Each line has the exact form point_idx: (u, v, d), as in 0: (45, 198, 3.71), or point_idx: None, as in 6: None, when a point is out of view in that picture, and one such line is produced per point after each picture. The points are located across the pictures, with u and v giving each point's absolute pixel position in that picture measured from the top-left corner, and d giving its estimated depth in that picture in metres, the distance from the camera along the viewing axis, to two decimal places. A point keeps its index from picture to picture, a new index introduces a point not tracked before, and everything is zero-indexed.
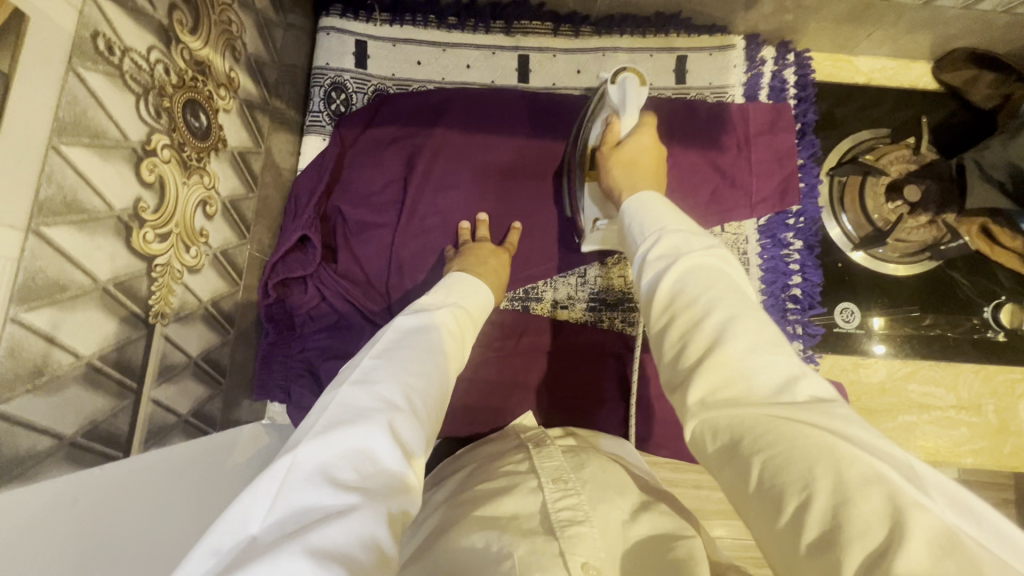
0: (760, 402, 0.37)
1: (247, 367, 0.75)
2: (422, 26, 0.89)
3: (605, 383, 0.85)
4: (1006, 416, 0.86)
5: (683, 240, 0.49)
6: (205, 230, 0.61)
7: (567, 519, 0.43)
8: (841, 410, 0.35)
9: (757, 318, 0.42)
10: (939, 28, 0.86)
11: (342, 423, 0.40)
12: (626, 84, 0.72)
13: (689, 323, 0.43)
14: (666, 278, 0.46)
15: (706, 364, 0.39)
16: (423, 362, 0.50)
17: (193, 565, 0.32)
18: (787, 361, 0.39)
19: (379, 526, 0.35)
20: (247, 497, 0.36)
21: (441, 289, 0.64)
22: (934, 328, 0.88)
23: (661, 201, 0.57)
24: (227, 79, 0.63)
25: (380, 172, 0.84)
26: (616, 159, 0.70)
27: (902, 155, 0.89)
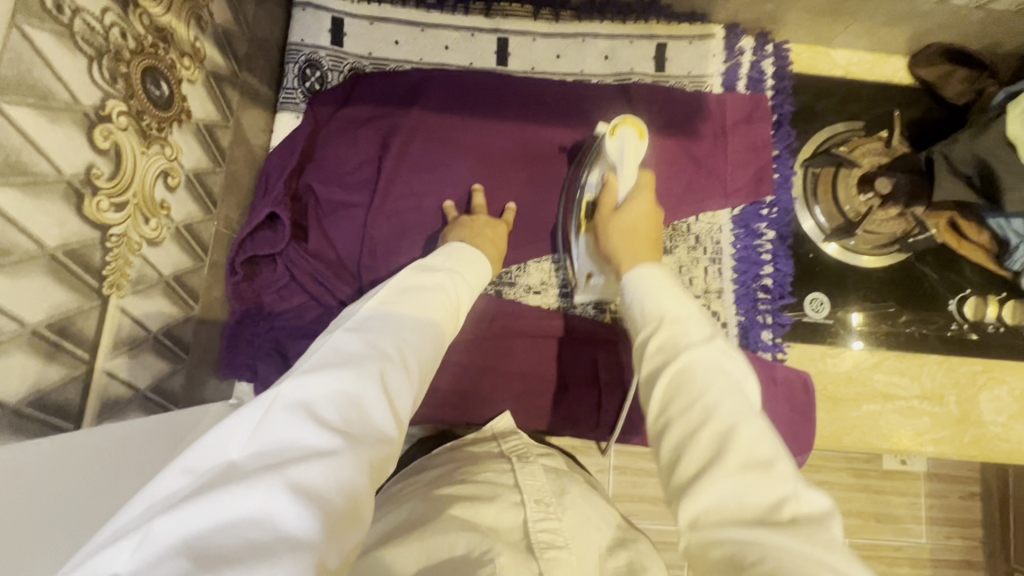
0: (751, 518, 0.39)
1: (212, 345, 0.74)
2: (400, 5, 0.88)
3: (578, 369, 0.85)
4: (967, 407, 0.87)
5: (681, 331, 0.51)
6: (166, 203, 0.59)
7: (545, 542, 0.47)
8: (828, 536, 0.37)
9: (755, 427, 0.43)
10: (915, 22, 0.87)
11: (333, 366, 0.41)
12: (623, 137, 0.76)
13: (682, 434, 0.45)
14: (662, 378, 0.48)
15: (703, 477, 0.41)
16: (417, 323, 0.51)
17: (172, 479, 0.34)
18: (784, 479, 0.40)
19: (357, 473, 0.36)
20: (230, 422, 0.37)
21: (438, 258, 0.65)
22: (912, 326, 0.89)
23: (663, 281, 0.58)
24: (192, 49, 0.62)
25: (354, 152, 0.83)
26: (616, 224, 0.71)
27: (873, 147, 0.90)
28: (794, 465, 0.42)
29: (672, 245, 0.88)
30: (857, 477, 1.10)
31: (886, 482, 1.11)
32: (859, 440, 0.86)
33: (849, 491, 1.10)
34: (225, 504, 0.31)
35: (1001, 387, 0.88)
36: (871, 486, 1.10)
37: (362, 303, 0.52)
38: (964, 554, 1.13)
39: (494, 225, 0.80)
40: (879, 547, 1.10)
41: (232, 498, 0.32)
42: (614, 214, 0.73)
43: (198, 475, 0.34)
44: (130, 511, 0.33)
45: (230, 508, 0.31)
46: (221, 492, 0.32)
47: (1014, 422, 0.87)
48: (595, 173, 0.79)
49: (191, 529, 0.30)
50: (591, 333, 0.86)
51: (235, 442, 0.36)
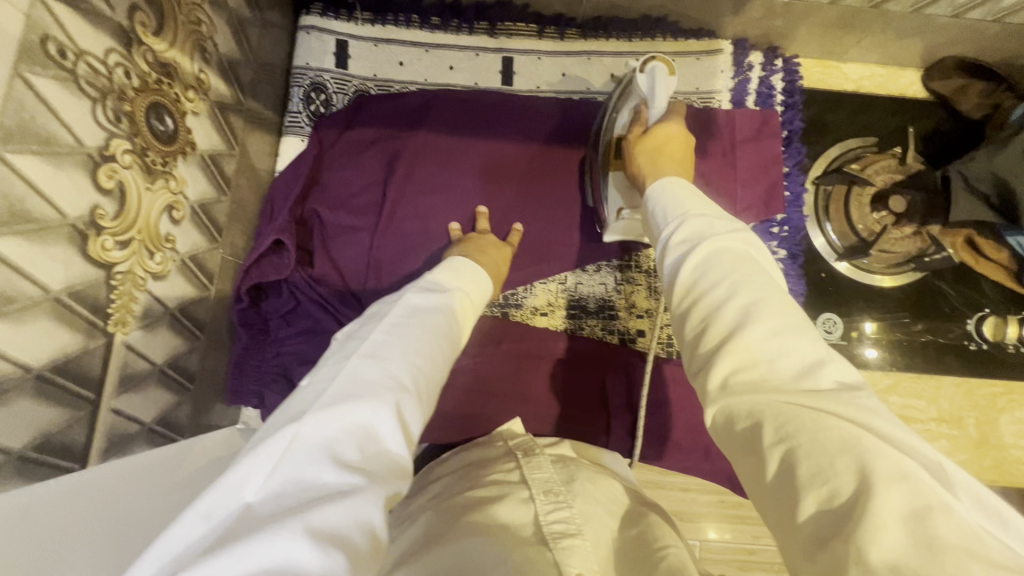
0: (784, 387, 0.36)
1: (218, 372, 0.74)
2: (405, 26, 0.88)
3: (584, 391, 0.84)
4: (987, 429, 0.85)
5: (707, 224, 0.50)
6: (171, 236, 0.59)
7: (559, 532, 0.46)
8: (868, 402, 0.35)
9: (781, 303, 0.42)
10: (929, 36, 0.85)
11: (348, 398, 0.40)
12: (654, 73, 0.72)
13: (710, 309, 0.43)
14: (690, 260, 0.47)
15: (727, 350, 0.39)
16: (427, 345, 0.50)
17: (188, 529, 0.32)
18: (812, 345, 0.39)
19: (378, 511, 0.35)
20: (246, 464, 0.35)
21: (441, 273, 0.63)
22: (927, 334, 0.87)
23: (688, 190, 0.57)
24: (196, 80, 0.62)
25: (359, 175, 0.83)
26: (646, 147, 0.70)
27: (888, 164, 0.88)
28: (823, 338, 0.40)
29: None
30: None
31: None
32: None
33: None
34: (243, 554, 0.29)
35: (1022, 410, 0.85)
36: None
37: (370, 325, 0.51)
38: None
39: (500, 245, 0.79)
40: None
41: (250, 547, 0.30)
42: (644, 139, 0.71)
43: (215, 524, 0.33)
44: (144, 564, 0.31)
45: (251, 557, 0.29)
46: (241, 541, 0.30)
47: None
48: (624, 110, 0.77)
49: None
50: (597, 354, 0.85)
51: (251, 485, 0.35)
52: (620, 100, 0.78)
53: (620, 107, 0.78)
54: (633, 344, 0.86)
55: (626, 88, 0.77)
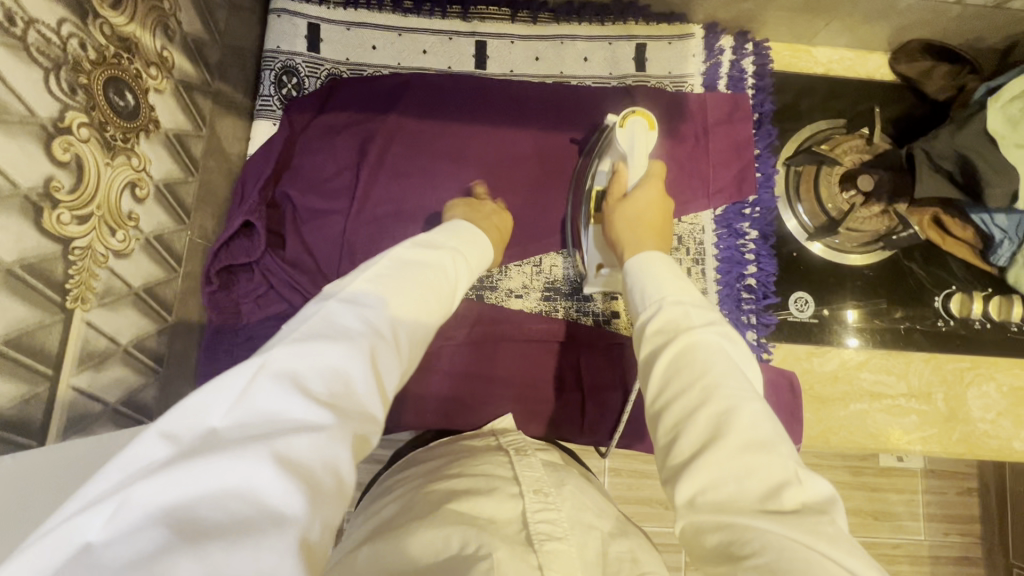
0: (749, 507, 0.39)
1: (188, 356, 0.73)
2: (377, 10, 0.88)
3: (563, 375, 0.84)
4: (955, 404, 0.87)
5: (682, 314, 0.52)
6: (134, 214, 0.59)
7: (544, 534, 0.45)
8: (830, 529, 0.36)
9: (756, 413, 0.43)
10: (894, 18, 0.86)
11: (321, 341, 0.41)
12: (633, 128, 0.77)
13: (682, 414, 0.45)
14: (663, 356, 0.49)
15: (701, 456, 0.41)
16: (406, 301, 0.51)
17: (148, 445, 0.32)
18: (782, 463, 0.40)
19: (343, 448, 0.36)
20: (213, 387, 0.36)
21: (441, 235, 0.66)
22: (905, 321, 0.89)
23: (668, 269, 0.59)
24: (159, 58, 0.61)
25: (332, 158, 0.82)
26: (626, 210, 0.72)
27: (856, 144, 0.89)
28: (794, 452, 0.42)
29: None
30: (854, 476, 1.09)
31: (883, 480, 1.10)
32: (847, 440, 0.85)
33: (846, 490, 1.09)
34: (210, 471, 0.31)
35: (989, 384, 0.87)
36: (869, 484, 1.10)
37: (353, 278, 0.51)
38: (964, 551, 1.12)
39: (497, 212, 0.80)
40: (877, 546, 1.09)
41: (217, 467, 0.31)
42: (622, 203, 0.74)
43: (177, 443, 0.33)
44: (103, 476, 0.31)
45: (214, 478, 0.31)
46: (207, 460, 0.31)
47: (1003, 419, 0.86)
48: (605, 163, 0.81)
49: (172, 498, 0.30)
50: (574, 337, 0.85)
51: (219, 408, 0.35)
52: (605, 151, 0.81)
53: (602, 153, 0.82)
54: (608, 325, 0.86)
55: (609, 140, 0.81)
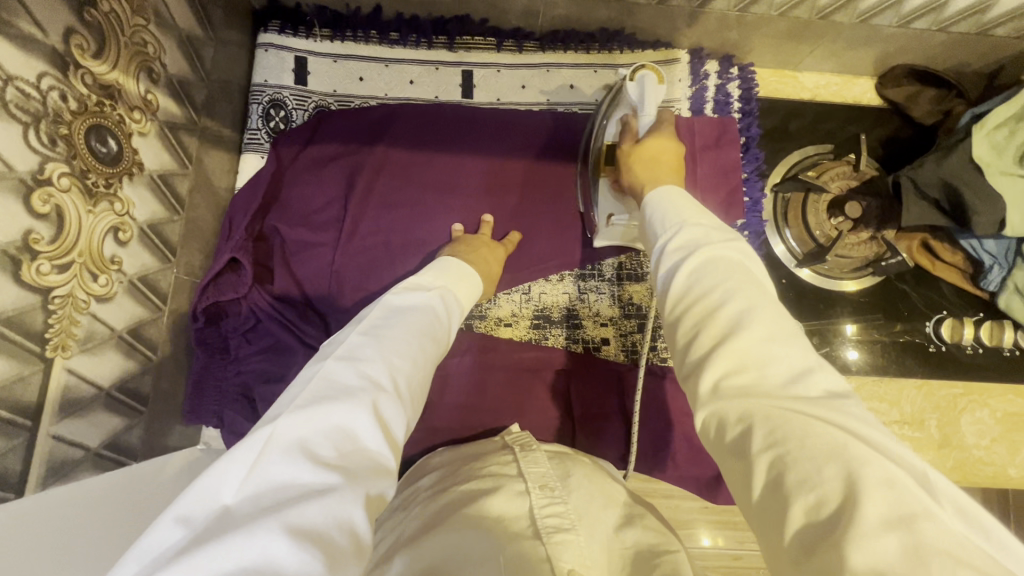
0: (772, 393, 0.38)
1: (175, 392, 0.73)
2: (364, 42, 0.88)
3: (553, 404, 0.83)
4: (949, 430, 0.86)
5: (703, 233, 0.50)
6: (117, 257, 0.59)
7: (553, 526, 0.47)
8: (851, 407, 0.36)
9: (771, 311, 0.43)
10: (878, 45, 0.87)
11: (325, 400, 0.42)
12: (644, 80, 0.71)
13: (700, 318, 0.44)
14: (685, 266, 0.48)
15: (719, 353, 0.41)
16: (406, 346, 0.52)
17: (165, 531, 0.33)
18: (801, 353, 0.40)
19: (357, 507, 0.37)
20: (223, 465, 0.37)
21: (428, 274, 0.66)
22: (907, 334, 0.89)
23: (684, 199, 0.58)
24: (143, 101, 0.62)
25: (320, 191, 0.83)
26: (639, 153, 0.69)
27: (844, 171, 0.89)
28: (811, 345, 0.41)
29: (642, 271, 0.88)
30: None
31: None
32: None
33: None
34: (225, 553, 0.31)
35: (982, 410, 0.87)
36: None
37: (355, 327, 0.53)
38: None
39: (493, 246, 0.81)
40: None
41: (232, 546, 0.31)
42: (635, 148, 0.70)
43: (192, 525, 0.34)
44: (122, 568, 0.32)
45: (230, 557, 0.31)
46: (221, 541, 0.32)
47: (997, 445, 0.86)
48: (618, 114, 0.77)
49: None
50: (562, 364, 0.85)
51: (230, 485, 0.36)
52: (613, 109, 0.79)
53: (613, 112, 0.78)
54: (598, 352, 0.86)
55: (618, 98, 0.78)
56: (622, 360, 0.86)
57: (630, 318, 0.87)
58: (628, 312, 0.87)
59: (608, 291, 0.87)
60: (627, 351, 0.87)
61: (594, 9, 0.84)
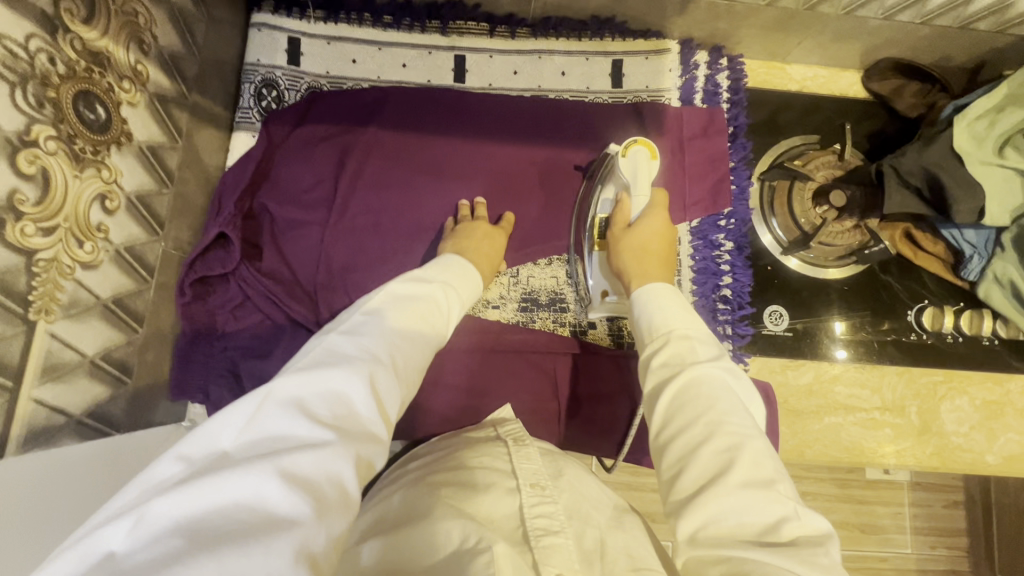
0: (749, 540, 0.41)
1: (160, 367, 0.73)
2: (357, 25, 0.89)
3: (539, 385, 0.85)
4: (929, 417, 0.87)
5: (687, 349, 0.56)
6: (104, 225, 0.59)
7: (540, 529, 0.49)
8: (824, 560, 0.38)
9: (756, 448, 0.46)
10: (864, 37, 0.88)
11: (324, 367, 0.44)
12: (636, 157, 0.79)
13: (689, 445, 0.48)
14: (669, 390, 0.52)
15: (707, 490, 0.44)
16: (405, 331, 0.54)
17: (165, 466, 0.36)
18: (780, 502, 0.42)
19: (347, 465, 0.39)
20: (224, 415, 0.39)
21: (432, 269, 0.67)
22: (893, 333, 0.89)
23: (676, 301, 0.62)
24: (133, 72, 0.62)
25: (311, 170, 0.83)
26: (631, 242, 0.75)
27: (828, 160, 0.92)
28: (793, 491, 0.44)
29: None
30: (840, 487, 1.09)
31: (869, 492, 1.10)
32: (822, 453, 0.86)
33: (833, 502, 1.09)
34: (220, 487, 0.34)
35: (962, 397, 0.88)
36: (855, 496, 1.10)
37: (359, 310, 0.56)
38: (950, 564, 1.12)
39: (493, 237, 0.81)
40: (863, 558, 1.09)
41: (227, 481, 0.34)
42: (627, 234, 0.77)
43: (190, 463, 0.36)
44: (123, 496, 0.35)
45: (223, 491, 0.34)
46: (217, 477, 0.34)
47: (975, 432, 0.87)
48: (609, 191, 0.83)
49: (185, 511, 0.32)
50: (549, 347, 0.85)
51: (230, 432, 0.38)
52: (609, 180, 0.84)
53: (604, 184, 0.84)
54: (585, 336, 0.87)
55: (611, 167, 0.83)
56: (609, 344, 0.87)
57: None
58: None
59: None
60: (614, 336, 0.87)
61: None
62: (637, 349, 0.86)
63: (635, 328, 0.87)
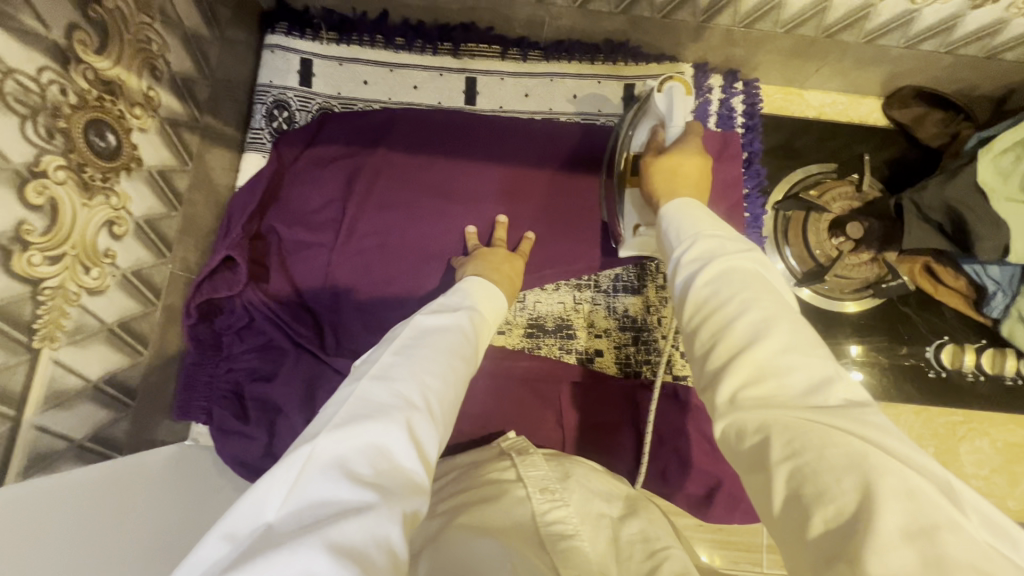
0: (792, 402, 0.37)
1: (164, 387, 0.73)
2: (369, 46, 0.89)
3: (543, 414, 0.82)
4: (947, 458, 0.84)
5: (718, 245, 0.50)
6: (111, 251, 0.59)
7: (557, 534, 0.48)
8: (877, 417, 0.35)
9: (791, 322, 0.42)
10: (885, 65, 0.86)
11: (361, 420, 0.42)
12: (672, 92, 0.71)
13: (718, 325, 0.43)
14: (700, 277, 0.47)
15: (737, 361, 0.40)
16: (439, 362, 0.51)
17: (212, 548, 0.35)
18: (823, 362, 0.39)
19: (393, 526, 0.37)
20: (267, 485, 0.38)
21: (454, 294, 0.66)
22: (911, 357, 0.87)
23: (701, 212, 0.56)
24: (144, 98, 0.62)
25: (319, 192, 0.83)
26: (662, 166, 0.68)
27: (846, 190, 0.89)
28: (831, 354, 0.40)
29: (639, 285, 0.88)
30: None
31: None
32: None
33: None
34: (267, 566, 0.32)
35: (982, 439, 0.85)
36: None
37: (390, 344, 0.53)
38: None
39: (513, 259, 0.80)
40: None
41: (273, 560, 0.32)
42: (658, 159, 0.69)
43: (236, 542, 0.35)
44: None
45: (272, 571, 0.32)
46: (264, 556, 0.33)
47: (996, 475, 0.84)
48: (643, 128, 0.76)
49: None
50: (557, 374, 0.84)
51: (273, 503, 0.37)
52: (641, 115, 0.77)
53: (634, 126, 0.77)
54: (591, 363, 0.86)
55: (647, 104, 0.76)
56: (615, 372, 0.86)
57: (624, 330, 0.87)
58: (622, 325, 0.87)
59: (603, 302, 0.87)
60: (621, 364, 0.86)
61: (599, 20, 0.84)
62: (644, 379, 0.85)
63: (641, 357, 0.86)
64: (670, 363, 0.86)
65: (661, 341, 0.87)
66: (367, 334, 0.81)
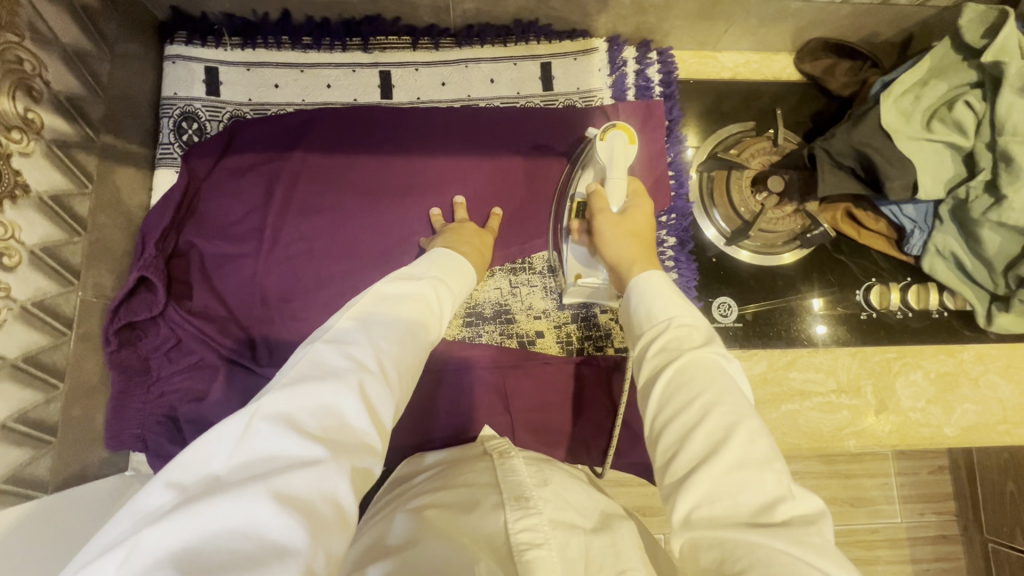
0: (740, 522, 0.40)
1: (93, 421, 0.71)
2: (275, 49, 0.87)
3: (490, 402, 0.82)
4: (884, 395, 0.87)
5: (682, 334, 0.52)
6: (3, 283, 0.57)
7: (525, 543, 0.46)
8: (817, 540, 0.38)
9: (750, 429, 0.45)
10: (789, 20, 0.87)
11: (312, 379, 0.43)
12: (615, 141, 0.76)
13: (680, 430, 0.46)
14: (664, 374, 0.50)
15: (699, 469, 0.43)
16: (396, 330, 0.52)
17: (155, 495, 0.36)
18: (773, 479, 0.42)
19: (342, 481, 0.38)
20: (212, 436, 0.39)
21: (420, 265, 0.65)
22: (845, 308, 0.90)
23: (660, 284, 0.59)
24: (23, 121, 0.60)
25: (238, 203, 0.81)
26: (616, 228, 0.71)
27: (763, 146, 0.91)
28: (786, 467, 0.44)
29: None
30: (827, 465, 1.05)
31: (855, 466, 1.06)
32: (786, 443, 0.85)
33: (820, 478, 1.05)
34: (213, 515, 0.34)
35: (917, 372, 0.88)
36: (842, 473, 1.05)
37: (347, 309, 0.54)
38: (940, 530, 1.07)
39: (482, 234, 0.80)
40: (854, 533, 1.04)
41: (219, 509, 0.34)
42: (611, 219, 0.72)
43: (181, 490, 0.36)
44: (117, 525, 0.35)
45: (217, 519, 0.34)
46: (209, 503, 0.34)
47: (932, 406, 0.87)
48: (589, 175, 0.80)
49: (177, 541, 0.33)
50: (497, 361, 0.84)
51: (219, 454, 0.38)
52: (588, 161, 0.81)
53: (585, 166, 0.82)
54: (533, 346, 0.86)
55: (591, 152, 0.80)
56: (560, 352, 0.85)
57: (564, 309, 0.87)
58: (561, 304, 0.87)
59: (540, 284, 0.87)
60: (564, 343, 0.86)
61: (504, 0, 0.84)
62: (588, 355, 0.86)
63: (582, 333, 0.86)
64: (611, 336, 0.87)
65: (601, 314, 0.87)
66: (300, 341, 0.79)
